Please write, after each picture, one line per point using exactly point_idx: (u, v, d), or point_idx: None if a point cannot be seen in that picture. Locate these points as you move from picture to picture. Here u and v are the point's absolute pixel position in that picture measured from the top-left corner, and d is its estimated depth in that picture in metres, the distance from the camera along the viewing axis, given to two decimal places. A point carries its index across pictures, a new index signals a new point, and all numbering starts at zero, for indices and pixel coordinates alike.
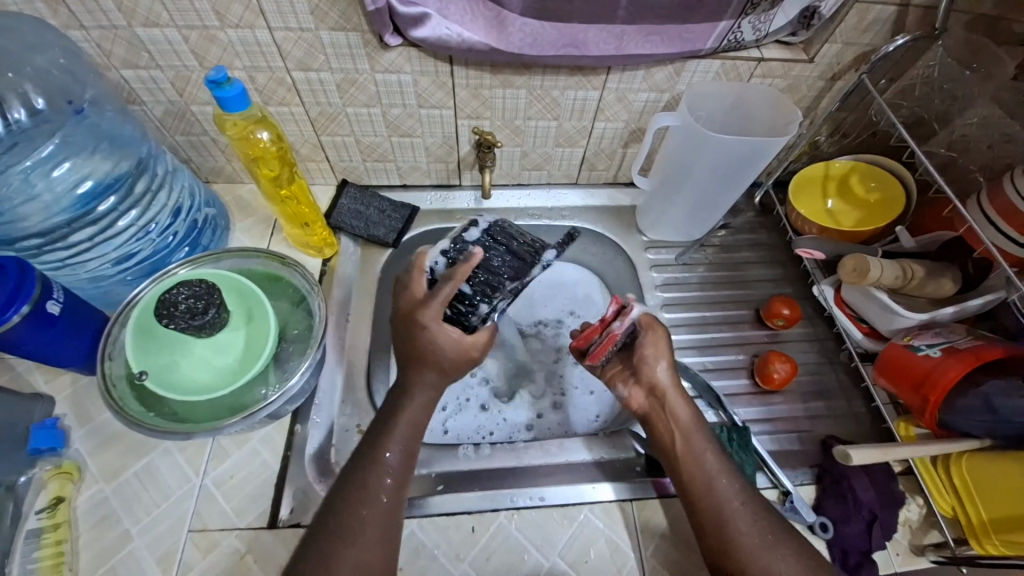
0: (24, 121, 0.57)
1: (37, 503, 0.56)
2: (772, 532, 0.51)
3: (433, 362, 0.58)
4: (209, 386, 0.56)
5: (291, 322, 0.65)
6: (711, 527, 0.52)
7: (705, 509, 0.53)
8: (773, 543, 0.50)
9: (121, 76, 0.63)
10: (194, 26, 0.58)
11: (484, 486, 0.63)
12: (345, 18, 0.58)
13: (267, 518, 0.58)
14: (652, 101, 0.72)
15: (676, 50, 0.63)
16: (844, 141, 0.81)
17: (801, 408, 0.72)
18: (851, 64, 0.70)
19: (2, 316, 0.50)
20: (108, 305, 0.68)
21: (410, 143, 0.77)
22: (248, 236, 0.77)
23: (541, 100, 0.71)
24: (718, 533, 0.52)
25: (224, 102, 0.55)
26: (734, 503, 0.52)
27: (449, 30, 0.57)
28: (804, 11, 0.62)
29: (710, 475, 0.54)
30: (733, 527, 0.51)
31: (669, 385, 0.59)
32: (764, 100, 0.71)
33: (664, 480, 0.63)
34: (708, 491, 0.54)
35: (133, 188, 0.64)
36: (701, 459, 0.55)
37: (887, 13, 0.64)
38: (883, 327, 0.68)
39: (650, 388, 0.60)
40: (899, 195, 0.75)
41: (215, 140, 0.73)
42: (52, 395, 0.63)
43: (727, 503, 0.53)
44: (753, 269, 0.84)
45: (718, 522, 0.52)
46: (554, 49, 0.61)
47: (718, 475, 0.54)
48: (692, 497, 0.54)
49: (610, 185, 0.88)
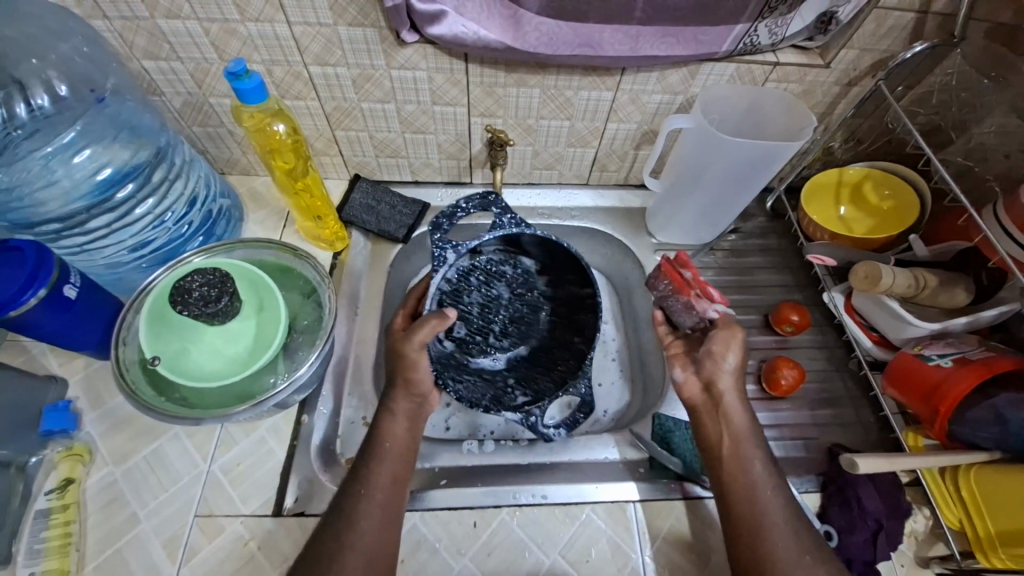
0: (46, 106, 0.58)
1: (46, 484, 0.57)
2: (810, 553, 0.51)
3: None
4: (220, 372, 0.57)
5: (301, 314, 0.66)
6: (749, 532, 0.52)
7: (745, 515, 0.53)
8: (811, 564, 0.50)
9: (141, 67, 0.64)
10: (215, 19, 0.59)
11: (487, 482, 0.64)
12: (363, 14, 0.59)
13: (271, 507, 0.59)
14: (665, 103, 0.72)
15: (692, 52, 0.62)
16: (858, 147, 0.81)
17: (808, 415, 0.72)
18: (868, 70, 0.70)
19: (19, 298, 0.51)
20: (123, 291, 0.69)
21: (423, 140, 0.77)
22: (260, 227, 0.78)
23: (554, 100, 0.71)
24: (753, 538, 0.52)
25: (242, 94, 0.56)
26: (776, 517, 0.53)
27: (465, 27, 0.58)
28: (821, 16, 0.62)
29: (755, 484, 0.55)
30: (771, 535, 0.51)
31: (730, 384, 0.60)
32: (779, 105, 0.71)
33: (685, 483, 0.63)
34: (753, 498, 0.54)
35: (151, 177, 0.65)
36: (749, 465, 0.56)
37: (906, 19, 0.63)
38: (893, 336, 0.67)
39: (708, 383, 0.60)
40: (913, 204, 0.74)
41: (231, 132, 0.74)
42: (65, 378, 0.64)
43: (769, 514, 0.53)
44: (763, 274, 0.84)
45: (762, 532, 0.52)
46: (568, 49, 0.61)
47: (763, 485, 0.55)
48: (734, 501, 0.54)
49: (621, 186, 0.88)
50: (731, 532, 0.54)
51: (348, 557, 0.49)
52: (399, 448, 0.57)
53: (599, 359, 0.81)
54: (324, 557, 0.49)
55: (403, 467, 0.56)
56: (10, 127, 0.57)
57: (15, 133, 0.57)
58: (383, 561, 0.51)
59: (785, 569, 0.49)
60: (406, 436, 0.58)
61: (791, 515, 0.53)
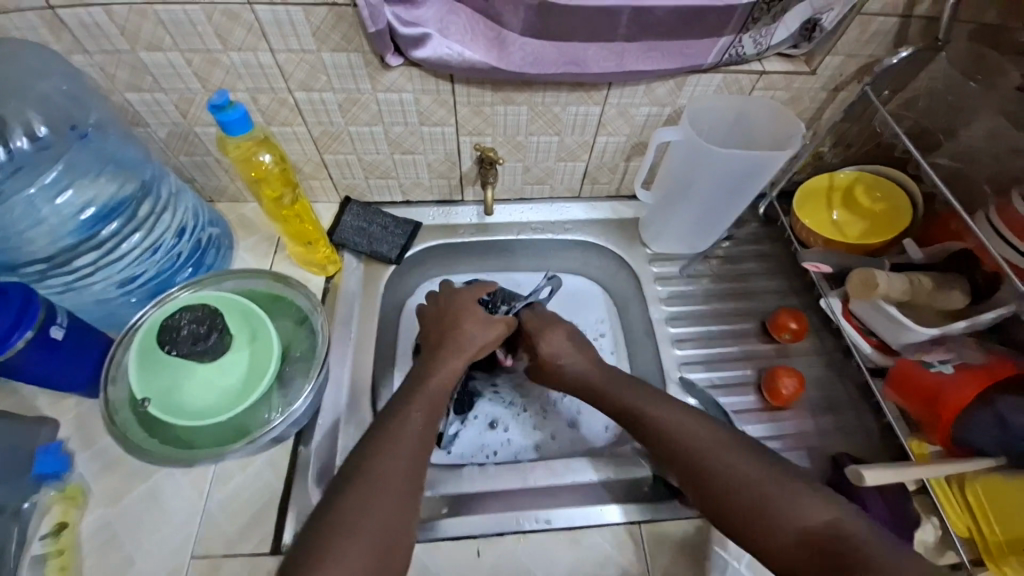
0: (26, 149, 0.57)
1: (41, 527, 0.55)
2: (729, 445, 0.54)
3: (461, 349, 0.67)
4: (213, 406, 0.56)
5: (293, 341, 0.65)
6: (712, 479, 0.52)
7: (694, 470, 0.53)
8: (735, 452, 0.53)
9: (125, 99, 0.63)
10: (198, 50, 0.58)
11: (489, 508, 0.63)
12: (347, 39, 0.59)
13: (270, 544, 0.58)
14: (653, 115, 0.72)
15: (679, 66, 0.62)
16: (848, 151, 0.80)
17: (812, 424, 0.71)
18: (853, 76, 0.70)
19: (6, 341, 0.51)
20: (114, 327, 0.67)
21: (412, 160, 0.77)
22: (252, 254, 0.76)
23: (542, 116, 0.71)
24: (720, 486, 0.51)
25: (227, 125, 0.55)
26: (691, 432, 0.55)
27: (450, 49, 0.57)
28: (805, 23, 0.62)
29: (659, 416, 0.57)
30: (726, 467, 0.52)
31: (590, 369, 0.65)
32: (766, 113, 0.71)
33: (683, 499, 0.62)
34: (661, 429, 0.57)
35: (137, 212, 0.64)
36: (667, 418, 0.57)
37: (888, 25, 0.64)
38: (892, 341, 0.67)
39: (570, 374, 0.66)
40: (905, 207, 0.74)
41: (219, 161, 0.73)
42: (55, 419, 0.63)
43: (686, 435, 0.55)
44: (758, 281, 0.83)
45: (718, 473, 0.51)
46: (555, 67, 0.60)
47: (663, 411, 0.58)
48: (678, 462, 0.54)
49: (612, 198, 0.88)
50: (695, 485, 0.53)
51: (358, 536, 0.49)
52: (413, 437, 0.57)
53: None
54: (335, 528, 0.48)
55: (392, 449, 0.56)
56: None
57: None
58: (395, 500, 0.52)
59: (719, 466, 0.52)
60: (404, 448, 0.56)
61: (705, 425, 0.56)
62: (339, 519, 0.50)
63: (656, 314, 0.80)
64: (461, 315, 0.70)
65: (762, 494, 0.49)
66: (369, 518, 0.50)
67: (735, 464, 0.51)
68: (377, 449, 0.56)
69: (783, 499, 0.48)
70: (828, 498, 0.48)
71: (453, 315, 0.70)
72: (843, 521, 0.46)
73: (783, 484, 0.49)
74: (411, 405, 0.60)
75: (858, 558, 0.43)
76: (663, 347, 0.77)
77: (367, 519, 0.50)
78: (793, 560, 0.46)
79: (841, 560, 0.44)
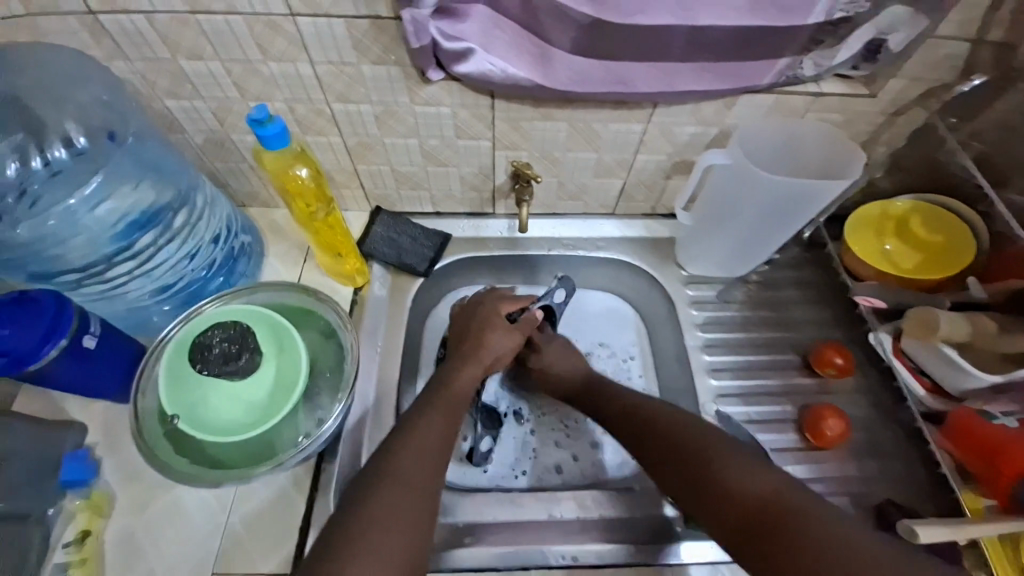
0: (63, 159, 0.58)
1: (66, 535, 0.56)
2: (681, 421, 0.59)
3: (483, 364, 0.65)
4: (241, 421, 0.56)
5: (321, 356, 0.64)
6: (662, 455, 0.57)
7: (649, 446, 0.59)
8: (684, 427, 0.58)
9: (164, 106, 0.63)
10: (237, 60, 0.58)
11: (516, 540, 0.64)
12: (387, 52, 0.57)
13: (291, 563, 0.57)
14: (698, 134, 0.69)
15: (732, 87, 0.59)
16: (903, 177, 0.75)
17: (853, 468, 0.69)
18: (917, 101, 0.65)
19: (39, 352, 0.51)
20: (146, 334, 0.68)
21: (445, 173, 0.75)
22: (281, 263, 0.75)
23: (581, 133, 0.68)
24: (669, 459, 0.56)
25: (265, 140, 0.54)
26: (647, 412, 0.61)
27: (493, 65, 0.55)
28: (868, 45, 0.58)
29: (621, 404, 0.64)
30: (674, 443, 0.57)
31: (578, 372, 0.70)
32: (819, 139, 0.67)
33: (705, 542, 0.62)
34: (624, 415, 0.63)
35: (172, 222, 0.64)
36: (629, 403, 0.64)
37: (959, 50, 0.59)
38: (952, 386, 0.64)
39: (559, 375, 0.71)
40: (965, 241, 0.70)
41: (252, 167, 0.72)
42: (85, 423, 0.63)
43: (643, 416, 0.61)
44: (799, 310, 0.79)
45: (666, 448, 0.57)
46: (601, 87, 0.58)
47: (626, 400, 0.65)
48: (637, 442, 0.60)
49: (648, 216, 0.84)
50: (655, 464, 0.58)
51: (381, 534, 0.48)
52: (434, 444, 0.56)
53: None
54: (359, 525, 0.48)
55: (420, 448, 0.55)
56: (27, 182, 0.56)
57: (30, 188, 0.57)
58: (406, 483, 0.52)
59: (671, 440, 0.57)
60: (427, 453, 0.55)
61: (660, 408, 0.61)
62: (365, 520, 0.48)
63: (691, 340, 0.78)
64: (486, 327, 0.68)
65: (702, 463, 0.53)
66: (382, 498, 0.50)
67: (684, 438, 0.56)
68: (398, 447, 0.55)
69: (718, 466, 0.52)
70: (765, 467, 0.50)
71: (477, 333, 0.68)
72: (777, 487, 0.48)
73: (724, 449, 0.53)
74: (431, 407, 0.59)
75: (780, 517, 0.46)
76: (697, 376, 0.75)
77: (394, 513, 0.50)
78: (728, 523, 0.49)
79: (775, 509, 0.47)
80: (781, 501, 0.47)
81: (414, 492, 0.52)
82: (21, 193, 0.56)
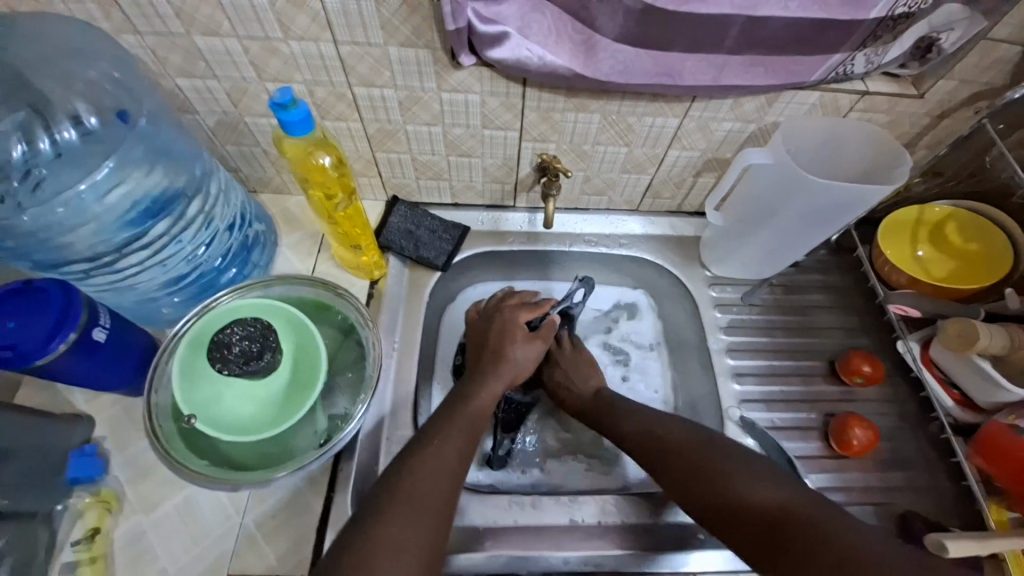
0: (73, 140, 0.54)
1: (73, 533, 0.54)
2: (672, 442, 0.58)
3: (508, 373, 0.63)
4: (258, 420, 0.53)
5: (339, 354, 0.61)
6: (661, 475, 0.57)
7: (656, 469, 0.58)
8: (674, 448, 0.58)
9: (175, 84, 0.59)
10: (255, 37, 0.54)
11: (539, 546, 0.62)
12: (417, 35, 0.54)
13: (307, 565, 0.55)
14: (735, 131, 0.66)
15: (780, 82, 0.56)
16: (937, 180, 0.73)
17: (878, 478, 0.67)
18: (963, 103, 0.63)
19: (47, 345, 0.48)
20: (154, 325, 0.65)
21: (468, 163, 0.72)
22: (295, 253, 0.72)
23: (614, 126, 0.65)
24: (680, 477, 0.56)
25: (287, 126, 0.51)
26: (640, 428, 0.61)
27: (530, 51, 0.52)
28: (921, 41, 0.55)
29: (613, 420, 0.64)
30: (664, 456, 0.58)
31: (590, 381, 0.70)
32: (862, 140, 0.64)
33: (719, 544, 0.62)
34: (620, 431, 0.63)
35: (186, 210, 0.61)
36: (637, 421, 0.63)
37: (1014, 52, 0.57)
38: (980, 399, 0.62)
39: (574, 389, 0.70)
40: (1003, 252, 0.68)
41: (266, 152, 0.68)
42: (91, 416, 0.60)
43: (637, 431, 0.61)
44: (825, 315, 0.77)
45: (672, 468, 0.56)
46: (645, 78, 0.55)
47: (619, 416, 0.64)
48: (654, 468, 0.58)
49: (673, 213, 0.82)
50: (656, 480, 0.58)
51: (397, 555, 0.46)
52: (453, 457, 0.54)
53: (642, 398, 0.78)
54: (377, 529, 0.47)
55: (443, 462, 0.53)
56: (33, 164, 0.52)
57: (36, 171, 0.52)
58: (428, 501, 0.50)
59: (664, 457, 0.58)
60: (448, 468, 0.53)
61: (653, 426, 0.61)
62: (384, 535, 0.47)
63: (713, 343, 0.76)
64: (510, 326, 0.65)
65: (716, 476, 0.53)
66: (395, 513, 0.48)
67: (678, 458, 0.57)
68: (419, 459, 0.53)
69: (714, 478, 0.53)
70: (762, 477, 0.51)
71: (500, 333, 0.65)
72: (774, 494, 0.49)
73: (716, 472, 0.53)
74: (449, 423, 0.57)
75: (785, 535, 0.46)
76: (719, 380, 0.73)
77: (408, 529, 0.48)
78: (748, 533, 0.49)
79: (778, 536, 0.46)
80: (781, 509, 0.47)
81: (432, 508, 0.50)
82: (24, 175, 0.52)
